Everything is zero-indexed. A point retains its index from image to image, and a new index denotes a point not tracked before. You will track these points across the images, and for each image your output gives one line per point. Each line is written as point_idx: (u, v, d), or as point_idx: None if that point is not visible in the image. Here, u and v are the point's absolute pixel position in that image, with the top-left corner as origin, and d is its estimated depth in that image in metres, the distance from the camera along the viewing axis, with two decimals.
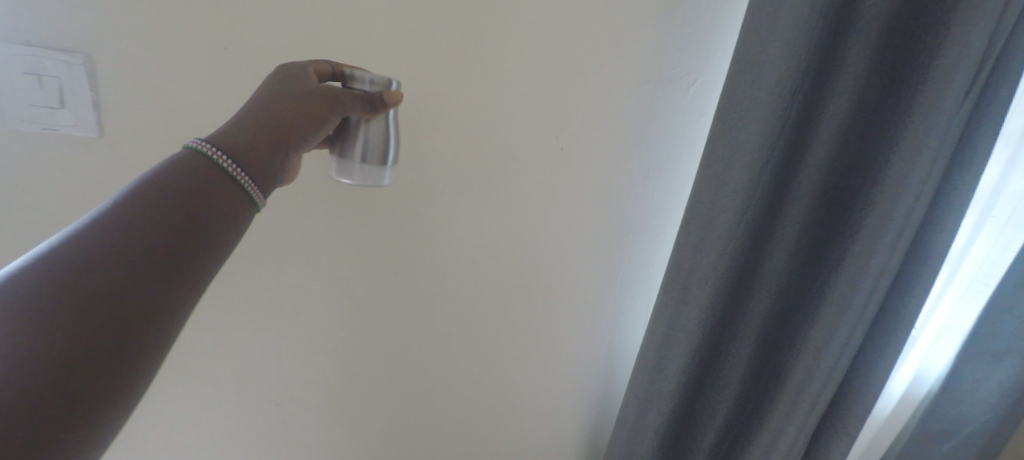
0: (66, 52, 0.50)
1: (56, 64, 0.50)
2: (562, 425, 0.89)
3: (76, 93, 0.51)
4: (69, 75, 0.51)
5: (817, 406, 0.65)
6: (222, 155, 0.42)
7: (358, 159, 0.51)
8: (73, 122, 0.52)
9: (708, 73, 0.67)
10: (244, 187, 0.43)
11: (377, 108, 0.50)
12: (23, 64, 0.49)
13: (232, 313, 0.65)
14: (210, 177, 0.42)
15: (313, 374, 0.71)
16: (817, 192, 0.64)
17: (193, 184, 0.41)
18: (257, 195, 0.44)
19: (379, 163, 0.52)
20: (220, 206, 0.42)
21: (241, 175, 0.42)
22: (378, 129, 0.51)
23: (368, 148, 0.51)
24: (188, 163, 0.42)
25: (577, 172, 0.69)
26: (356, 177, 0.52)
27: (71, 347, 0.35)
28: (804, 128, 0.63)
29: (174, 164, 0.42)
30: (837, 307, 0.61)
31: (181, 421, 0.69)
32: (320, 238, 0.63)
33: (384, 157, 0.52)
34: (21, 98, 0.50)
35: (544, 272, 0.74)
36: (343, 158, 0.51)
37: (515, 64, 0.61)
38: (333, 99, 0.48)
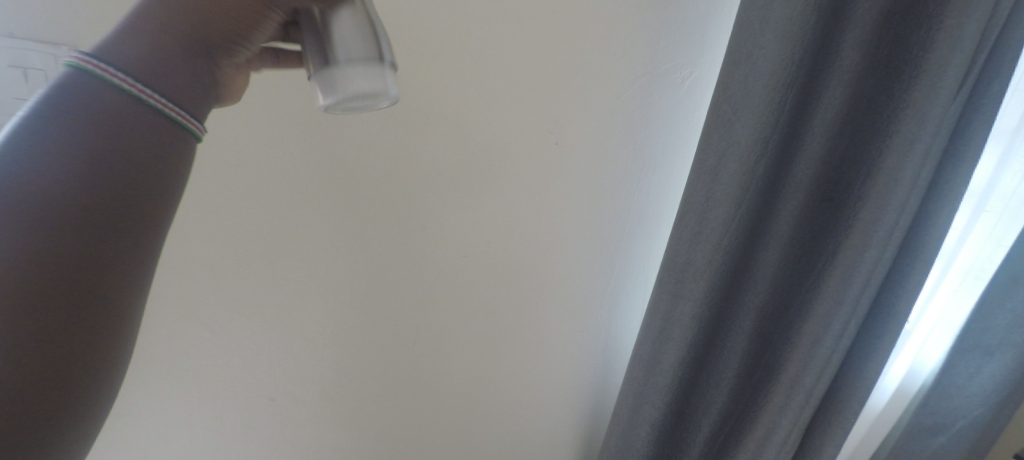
0: (50, 43, 0.49)
1: (41, 56, 0.49)
2: (558, 421, 0.89)
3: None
4: (55, 68, 0.50)
5: (810, 399, 0.65)
6: (137, 84, 0.32)
7: (345, 63, 0.37)
8: None
9: (703, 68, 0.67)
10: (174, 116, 0.34)
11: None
12: (6, 57, 0.48)
13: (223, 310, 0.64)
14: (125, 107, 0.32)
15: (307, 371, 0.71)
16: (811, 186, 0.64)
17: (109, 119, 0.32)
18: (191, 123, 0.35)
19: (377, 60, 0.37)
20: (151, 144, 0.33)
21: (167, 104, 0.33)
22: (348, 19, 0.37)
23: (348, 43, 0.36)
24: (79, 88, 0.32)
25: (571, 166, 0.69)
26: (349, 88, 0.37)
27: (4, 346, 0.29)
28: (798, 122, 0.63)
29: (70, 94, 0.32)
30: (830, 301, 0.61)
31: (173, 421, 0.68)
32: (312, 234, 0.63)
33: (380, 50, 0.38)
34: (5, 92, 0.49)
35: (539, 267, 0.74)
36: (324, 67, 0.37)
37: (508, 57, 0.61)
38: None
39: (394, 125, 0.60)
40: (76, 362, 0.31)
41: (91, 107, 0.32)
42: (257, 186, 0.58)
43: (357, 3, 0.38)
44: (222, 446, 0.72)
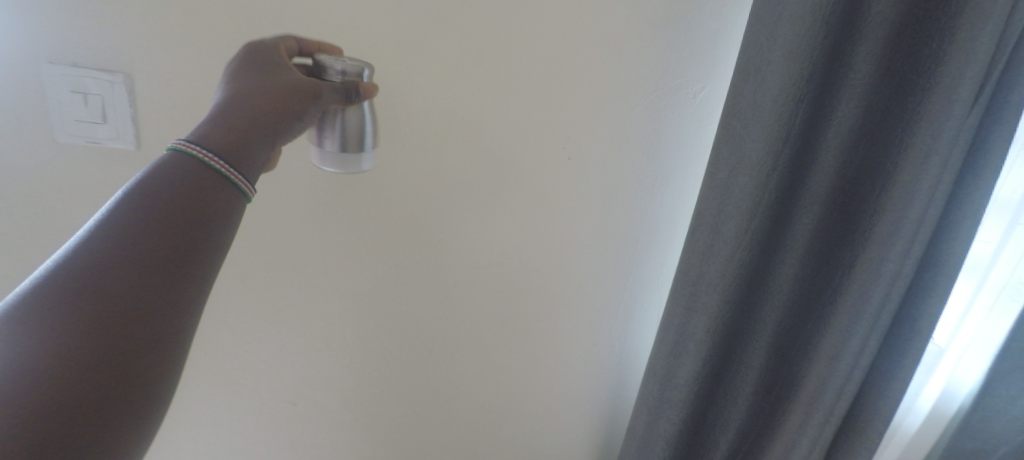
0: (109, 71, 0.55)
1: (98, 83, 0.55)
2: (574, 438, 0.88)
3: (116, 108, 0.56)
4: (111, 92, 0.55)
5: (832, 419, 0.63)
6: (213, 157, 0.39)
7: (332, 148, 0.50)
8: (113, 135, 0.57)
9: (714, 84, 0.68)
10: (229, 176, 0.40)
11: (355, 99, 0.48)
12: (69, 84, 0.54)
13: (251, 316, 0.67)
14: (195, 176, 0.39)
15: (326, 378, 0.73)
16: (826, 199, 0.63)
17: (183, 185, 0.38)
18: (243, 183, 0.41)
19: (358, 149, 0.51)
20: (211, 204, 0.39)
21: (228, 169, 0.40)
22: (354, 119, 0.50)
23: (345, 136, 0.50)
24: (176, 166, 0.39)
25: (584, 180, 0.70)
26: (335, 165, 0.52)
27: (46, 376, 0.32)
28: (812, 135, 0.63)
29: (161, 170, 0.39)
30: (850, 315, 0.60)
31: (201, 421, 0.71)
32: (334, 244, 0.66)
33: (362, 144, 0.51)
34: (69, 114, 0.55)
35: (552, 280, 0.75)
36: (324, 146, 0.50)
37: (521, 77, 0.64)
38: (310, 92, 0.45)
39: (413, 141, 0.63)
40: (130, 400, 0.34)
41: (175, 180, 0.38)
42: (285, 199, 0.62)
43: (363, 106, 0.50)
44: (246, 448, 0.75)
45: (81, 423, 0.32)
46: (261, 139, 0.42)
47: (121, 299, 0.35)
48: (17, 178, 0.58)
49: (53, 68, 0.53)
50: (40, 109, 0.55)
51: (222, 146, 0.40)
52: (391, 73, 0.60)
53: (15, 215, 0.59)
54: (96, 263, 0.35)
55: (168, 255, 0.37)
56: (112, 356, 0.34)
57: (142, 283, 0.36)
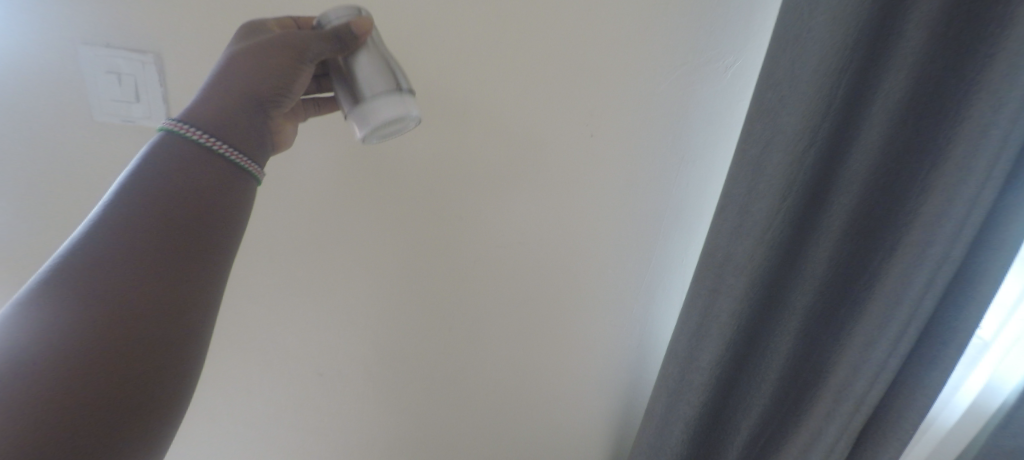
0: (139, 50, 0.55)
1: (130, 63, 0.55)
2: (593, 418, 0.88)
3: (148, 88, 0.57)
4: (142, 73, 0.56)
5: (862, 408, 0.60)
6: (203, 134, 0.40)
7: (367, 97, 0.44)
8: (147, 115, 0.58)
9: (747, 55, 0.64)
10: (237, 158, 0.42)
11: (348, 39, 0.44)
12: (103, 65, 0.55)
13: (276, 289, 0.69)
14: (198, 155, 0.41)
15: (349, 351, 0.75)
16: (868, 178, 0.59)
17: (187, 167, 0.40)
18: (248, 164, 0.42)
19: (394, 88, 0.44)
20: (217, 185, 0.41)
21: (220, 145, 0.41)
22: (368, 62, 0.45)
23: (370, 82, 0.44)
24: (178, 146, 0.40)
25: (607, 157, 0.68)
26: (378, 120, 0.44)
27: (65, 353, 0.34)
28: (854, 109, 0.58)
29: (167, 152, 0.40)
30: (887, 302, 0.57)
31: (231, 387, 0.75)
32: (355, 220, 0.66)
33: (395, 80, 0.45)
34: (105, 95, 0.57)
35: (573, 260, 0.74)
36: (354, 107, 0.45)
37: (544, 50, 0.61)
38: (299, 45, 0.43)
39: (431, 116, 0.62)
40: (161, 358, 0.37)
41: (183, 160, 0.40)
42: (306, 174, 0.62)
43: (371, 42, 0.45)
44: (274, 414, 0.78)
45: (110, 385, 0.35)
46: (253, 108, 0.43)
47: (132, 276, 0.37)
48: (56, 156, 0.60)
49: (89, 48, 0.54)
50: (77, 89, 0.57)
51: (212, 120, 0.41)
52: (408, 47, 0.58)
53: (55, 191, 0.62)
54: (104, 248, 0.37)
55: (177, 237, 0.39)
56: (130, 331, 0.36)
57: (157, 256, 0.38)
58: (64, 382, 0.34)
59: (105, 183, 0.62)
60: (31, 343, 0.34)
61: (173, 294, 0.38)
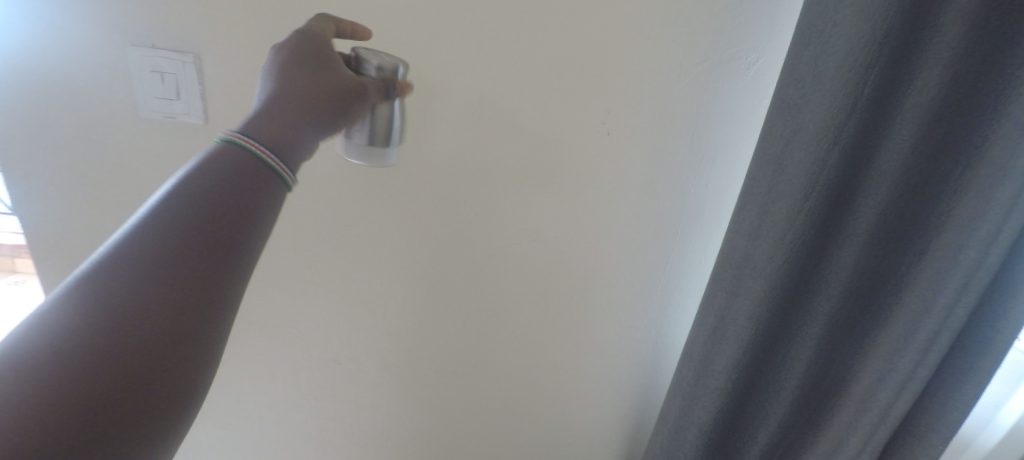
0: (181, 51, 0.59)
1: (172, 62, 0.59)
2: (609, 424, 0.85)
3: (188, 87, 0.60)
4: (183, 71, 0.59)
5: (887, 421, 0.57)
6: (268, 152, 0.42)
7: (363, 140, 0.52)
8: (186, 111, 0.61)
9: (772, 52, 0.63)
10: (272, 167, 0.42)
11: (392, 94, 0.51)
12: (149, 64, 0.59)
13: (300, 278, 0.72)
14: (241, 163, 0.41)
15: (367, 342, 0.76)
16: (898, 179, 0.56)
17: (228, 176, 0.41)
18: (285, 173, 0.43)
19: (385, 144, 0.53)
20: (251, 195, 0.41)
21: (271, 156, 0.42)
22: (387, 114, 0.52)
23: (372, 131, 0.52)
24: (225, 156, 0.41)
25: (625, 155, 0.68)
26: (364, 158, 0.54)
27: (90, 355, 0.35)
28: (883, 107, 0.56)
29: (213, 159, 0.41)
30: (915, 308, 0.54)
31: (257, 370, 0.78)
32: (374, 213, 0.68)
33: (389, 137, 0.53)
34: (149, 92, 0.60)
35: (589, 259, 0.73)
36: (350, 138, 0.52)
37: (561, 48, 0.62)
38: (357, 86, 0.48)
39: (449, 113, 0.64)
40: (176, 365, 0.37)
41: (225, 169, 0.41)
42: (329, 168, 0.65)
43: (396, 101, 0.52)
44: (295, 400, 0.81)
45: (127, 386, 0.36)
46: (313, 131, 0.45)
47: (164, 284, 0.37)
48: (102, 148, 0.64)
49: (136, 50, 0.58)
50: (124, 86, 0.60)
51: (277, 137, 0.43)
52: (429, 47, 0.61)
53: (101, 180, 0.66)
54: (144, 253, 0.37)
55: (208, 245, 0.39)
56: (157, 336, 0.37)
57: (193, 262, 0.39)
58: (81, 386, 0.34)
59: (144, 175, 0.66)
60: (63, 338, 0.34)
61: (200, 302, 0.38)
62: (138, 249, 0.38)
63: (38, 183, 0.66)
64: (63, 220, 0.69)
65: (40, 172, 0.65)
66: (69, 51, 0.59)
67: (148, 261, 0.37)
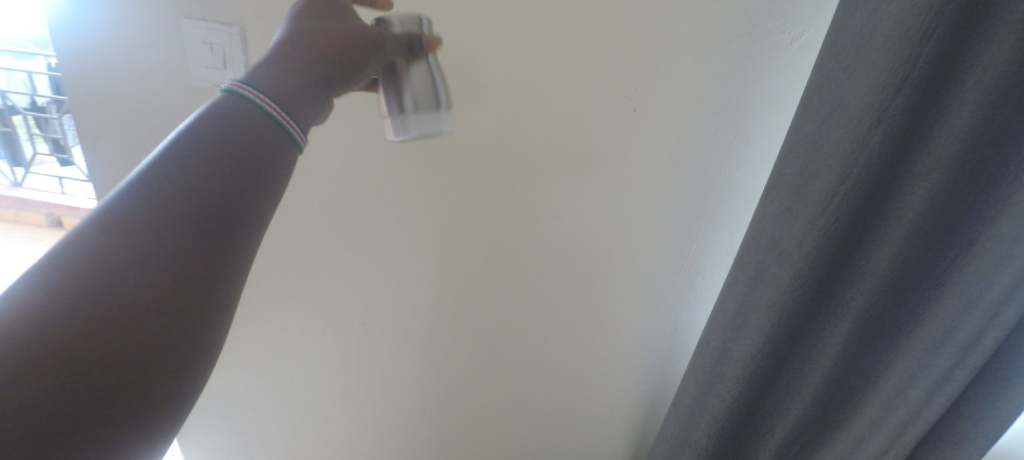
0: (227, 23, 0.62)
1: (220, 33, 0.62)
2: (626, 408, 0.84)
3: (233, 57, 0.63)
4: (229, 42, 0.63)
5: (918, 424, 0.53)
6: (270, 102, 0.41)
7: (410, 110, 0.54)
8: (233, 80, 0.65)
9: (818, 25, 0.58)
10: (284, 123, 0.42)
11: (420, 50, 0.54)
12: (201, 35, 0.63)
13: (330, 242, 0.76)
14: (254, 119, 0.41)
15: (390, 308, 0.80)
16: (953, 165, 0.51)
17: (239, 138, 0.40)
18: (296, 133, 0.43)
19: (435, 108, 0.55)
20: (262, 153, 0.41)
21: (283, 115, 0.42)
22: (422, 77, 0.54)
23: (414, 96, 0.54)
24: (230, 108, 0.41)
25: (652, 133, 0.66)
26: (414, 128, 0.55)
27: (88, 311, 0.33)
28: (942, 83, 0.50)
29: (219, 112, 0.40)
30: (957, 306, 0.50)
31: (292, 327, 0.84)
32: (399, 182, 0.70)
33: (436, 100, 0.55)
34: (201, 62, 0.64)
35: (610, 238, 0.72)
36: (397, 114, 0.54)
37: (589, 19, 0.60)
38: (376, 43, 0.50)
39: (475, 86, 0.64)
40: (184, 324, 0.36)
41: (233, 123, 0.40)
42: (358, 137, 0.68)
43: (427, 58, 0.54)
44: (324, 358, 0.86)
45: (129, 345, 0.34)
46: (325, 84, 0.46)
47: (172, 240, 0.36)
48: (158, 114, 0.70)
49: (190, 22, 0.63)
50: (179, 56, 0.65)
51: (287, 87, 0.43)
52: (459, 19, 0.62)
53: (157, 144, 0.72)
54: (154, 210, 0.36)
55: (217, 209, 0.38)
56: (162, 295, 0.36)
57: (201, 218, 0.38)
58: (75, 337, 0.32)
59: None
60: (58, 289, 0.33)
61: (208, 263, 0.37)
62: (137, 207, 0.36)
63: (104, 143, 0.73)
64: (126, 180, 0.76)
65: (108, 135, 0.72)
66: (134, 24, 0.64)
67: (155, 217, 0.36)
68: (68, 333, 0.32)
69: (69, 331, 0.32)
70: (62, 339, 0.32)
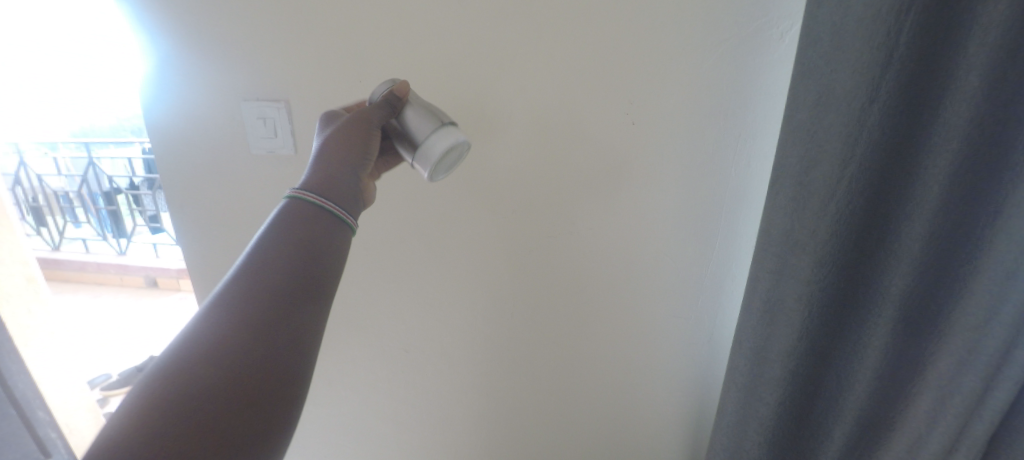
0: (276, 99, 0.75)
1: (271, 109, 0.75)
2: (672, 420, 0.82)
3: (281, 126, 0.76)
4: (278, 115, 0.76)
5: (982, 403, 0.52)
6: (325, 200, 0.52)
7: (425, 139, 0.57)
8: (281, 145, 0.77)
9: (790, 19, 0.60)
10: (332, 211, 0.52)
11: (395, 103, 0.59)
12: (255, 112, 0.76)
13: (370, 277, 0.84)
14: (314, 215, 0.52)
15: (429, 333, 0.85)
16: (968, 132, 0.49)
17: (303, 226, 0.51)
18: (344, 216, 0.53)
19: (441, 125, 0.57)
20: (320, 242, 0.51)
21: (328, 204, 0.52)
22: (414, 112, 0.59)
23: (422, 129, 0.58)
24: (298, 210, 0.52)
25: (653, 143, 0.67)
26: (438, 148, 0.56)
27: (210, 390, 0.45)
28: (939, 51, 0.49)
29: (287, 214, 0.52)
30: (998, 279, 0.49)
31: (344, 359, 0.91)
32: (425, 216, 0.77)
33: (439, 119, 0.58)
34: (256, 133, 0.77)
35: (628, 248, 0.73)
36: (420, 151, 0.58)
37: (577, 49, 0.65)
38: (363, 116, 0.57)
39: (481, 123, 0.71)
40: (281, 389, 0.47)
41: (299, 224, 0.51)
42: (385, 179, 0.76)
43: (408, 101, 0.59)
44: (376, 386, 0.92)
45: (237, 409, 0.45)
46: (350, 172, 0.55)
47: (262, 326, 0.47)
48: (225, 180, 0.83)
49: (246, 102, 0.76)
50: (238, 131, 0.78)
51: (327, 183, 0.54)
52: (461, 65, 0.69)
53: (223, 205, 0.85)
54: (244, 303, 0.48)
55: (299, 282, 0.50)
56: (258, 368, 0.46)
57: (284, 304, 0.48)
58: (199, 410, 0.44)
59: (253, 199, 0.83)
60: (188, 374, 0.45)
61: (289, 337, 0.48)
62: (236, 301, 0.48)
63: (183, 210, 0.87)
64: (202, 239, 0.89)
65: (186, 202, 0.86)
66: (202, 109, 0.78)
67: (245, 308, 0.47)
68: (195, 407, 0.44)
69: (198, 406, 0.44)
70: (192, 414, 0.44)
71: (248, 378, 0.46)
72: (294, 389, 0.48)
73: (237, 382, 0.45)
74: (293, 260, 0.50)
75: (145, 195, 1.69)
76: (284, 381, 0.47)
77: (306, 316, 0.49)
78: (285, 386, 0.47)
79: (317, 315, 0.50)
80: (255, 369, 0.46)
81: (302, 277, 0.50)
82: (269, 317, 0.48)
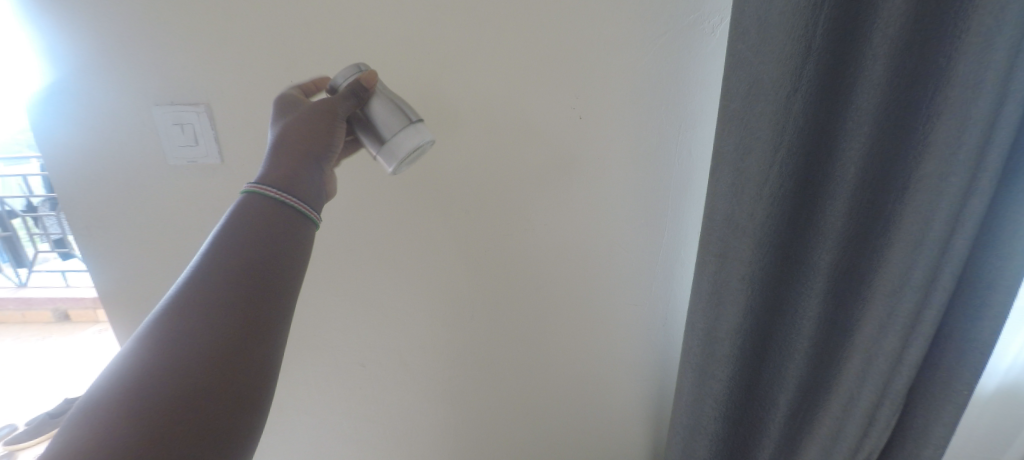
0: (194, 103, 0.69)
1: (188, 113, 0.69)
2: (632, 403, 0.85)
3: (203, 132, 0.70)
4: (198, 120, 0.69)
5: (901, 362, 0.57)
6: (285, 194, 0.48)
7: (390, 135, 0.53)
8: (205, 153, 0.71)
9: (719, 15, 0.63)
10: (294, 207, 0.48)
11: (364, 92, 0.54)
12: (171, 118, 0.69)
13: (318, 291, 0.79)
14: (274, 211, 0.47)
15: (384, 342, 0.82)
16: (877, 115, 0.54)
17: (261, 223, 0.47)
18: (307, 210, 0.49)
19: (407, 121, 0.53)
20: (281, 238, 0.47)
21: (289, 198, 0.48)
22: (381, 105, 0.54)
23: (387, 124, 0.53)
24: (256, 205, 0.47)
25: (601, 136, 0.69)
26: (405, 147, 0.53)
27: (161, 404, 0.40)
28: (850, 43, 0.54)
29: (244, 210, 0.47)
30: (907, 247, 0.53)
31: (295, 379, 0.85)
32: (374, 221, 0.74)
33: (406, 116, 0.54)
34: (174, 141, 0.70)
35: (583, 240, 0.74)
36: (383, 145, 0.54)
37: (520, 46, 0.65)
38: (329, 108, 0.53)
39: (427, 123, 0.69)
40: (243, 397, 0.43)
41: (257, 220, 0.47)
42: None
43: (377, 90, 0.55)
44: (332, 403, 0.87)
45: (194, 421, 0.40)
46: (311, 161, 0.51)
47: (220, 330, 0.43)
48: (142, 196, 0.74)
49: (160, 108, 0.69)
50: (153, 140, 0.71)
51: (288, 180, 0.49)
52: (401, 64, 0.66)
53: (143, 223, 0.76)
54: (196, 308, 0.43)
55: (255, 285, 0.45)
56: (216, 376, 0.42)
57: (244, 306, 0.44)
58: (152, 424, 0.39)
59: (178, 215, 0.75)
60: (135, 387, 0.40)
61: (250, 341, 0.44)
62: (188, 305, 0.43)
63: (93, 232, 0.77)
64: (119, 263, 0.79)
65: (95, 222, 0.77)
66: (107, 117, 0.70)
67: (198, 313, 0.43)
68: (145, 422, 0.39)
69: (150, 420, 0.39)
70: (142, 429, 0.39)
71: (204, 387, 0.41)
72: (257, 397, 0.43)
73: (193, 392, 0.41)
74: (250, 261, 0.45)
75: (47, 217, 1.42)
76: (246, 387, 0.43)
77: (268, 318, 0.45)
78: (247, 393, 0.43)
79: (281, 316, 0.46)
80: (211, 377, 0.42)
81: (260, 279, 0.45)
82: (227, 320, 0.43)
